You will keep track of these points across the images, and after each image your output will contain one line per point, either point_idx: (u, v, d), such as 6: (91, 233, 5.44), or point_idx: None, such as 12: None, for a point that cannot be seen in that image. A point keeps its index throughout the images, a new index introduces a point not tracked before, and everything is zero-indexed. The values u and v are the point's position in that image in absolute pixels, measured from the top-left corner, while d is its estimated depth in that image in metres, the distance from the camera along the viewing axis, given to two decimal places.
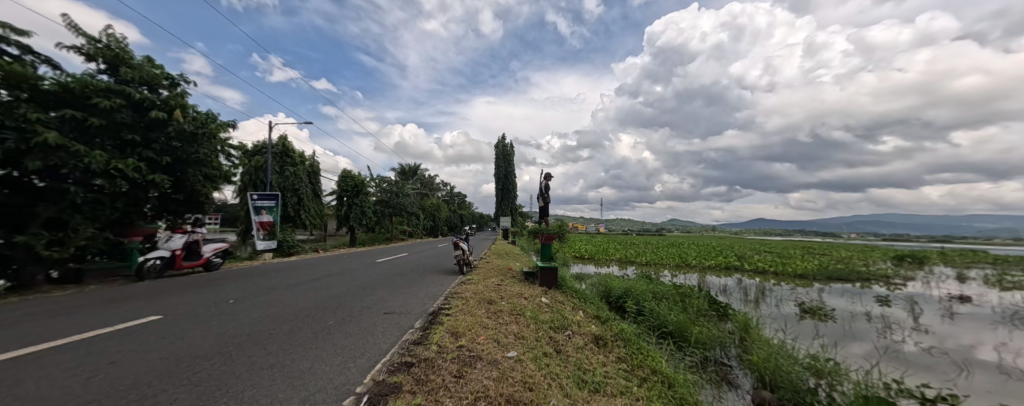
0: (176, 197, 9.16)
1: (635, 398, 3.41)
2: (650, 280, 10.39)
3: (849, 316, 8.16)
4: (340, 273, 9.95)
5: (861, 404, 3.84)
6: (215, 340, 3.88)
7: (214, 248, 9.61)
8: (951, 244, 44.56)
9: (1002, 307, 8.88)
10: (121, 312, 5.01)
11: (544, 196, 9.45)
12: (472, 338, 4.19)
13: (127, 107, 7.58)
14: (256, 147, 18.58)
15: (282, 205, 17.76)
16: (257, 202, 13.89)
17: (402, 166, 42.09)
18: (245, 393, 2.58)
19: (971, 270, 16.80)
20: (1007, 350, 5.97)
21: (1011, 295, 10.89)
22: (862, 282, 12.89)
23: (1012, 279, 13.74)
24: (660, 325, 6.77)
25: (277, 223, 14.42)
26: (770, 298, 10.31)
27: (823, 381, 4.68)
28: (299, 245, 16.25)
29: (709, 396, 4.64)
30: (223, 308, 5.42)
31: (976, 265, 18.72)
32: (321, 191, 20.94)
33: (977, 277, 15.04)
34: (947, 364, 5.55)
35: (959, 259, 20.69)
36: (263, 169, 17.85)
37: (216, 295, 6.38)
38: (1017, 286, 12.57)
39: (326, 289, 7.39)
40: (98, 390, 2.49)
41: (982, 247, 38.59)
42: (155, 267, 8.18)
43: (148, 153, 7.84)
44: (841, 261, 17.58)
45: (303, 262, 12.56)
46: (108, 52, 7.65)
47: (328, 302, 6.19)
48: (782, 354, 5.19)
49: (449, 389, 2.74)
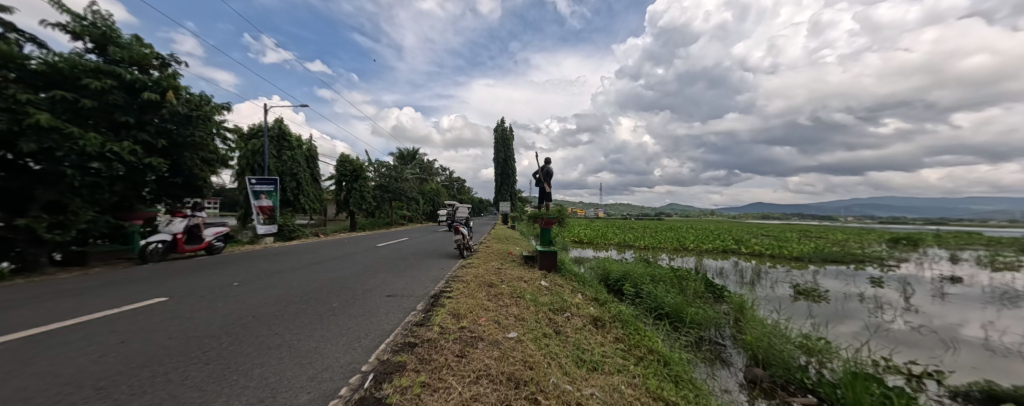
0: (175, 181, 9.12)
1: (632, 375, 3.53)
2: (648, 263, 10.64)
3: (843, 297, 8.33)
4: (341, 258, 10.01)
5: (851, 378, 4.01)
6: (221, 320, 3.98)
7: (214, 232, 9.76)
8: (942, 227, 45.37)
9: (991, 287, 9.08)
10: (125, 294, 5.10)
11: (545, 181, 9.47)
12: (473, 320, 4.30)
13: (119, 88, 7.47)
14: (252, 130, 18.43)
15: (280, 189, 17.86)
16: (255, 186, 13.90)
17: (400, 151, 41.86)
18: (254, 371, 2.67)
19: (964, 252, 16.98)
20: (994, 328, 6.12)
21: (1002, 275, 11.09)
22: (856, 264, 13.10)
23: (1004, 260, 13.93)
24: (657, 306, 6.93)
25: (277, 207, 14.47)
26: (766, 280, 10.49)
27: (814, 359, 4.90)
28: (300, 230, 16.28)
29: (703, 373, 4.80)
30: (228, 290, 5.53)
31: (969, 246, 18.94)
32: (320, 175, 20.90)
33: (970, 258, 15.27)
34: (934, 341, 5.77)
35: (954, 241, 20.85)
36: (260, 153, 17.73)
37: (218, 278, 6.47)
38: (1008, 266, 12.78)
39: (327, 273, 7.46)
40: (111, 367, 2.58)
41: (976, 230, 38.84)
42: (158, 250, 8.34)
43: (143, 136, 7.77)
44: (837, 244, 17.79)
45: (303, 247, 12.63)
46: (94, 31, 7.52)
47: (331, 285, 6.30)
48: (776, 333, 5.34)
49: (453, 368, 2.83)
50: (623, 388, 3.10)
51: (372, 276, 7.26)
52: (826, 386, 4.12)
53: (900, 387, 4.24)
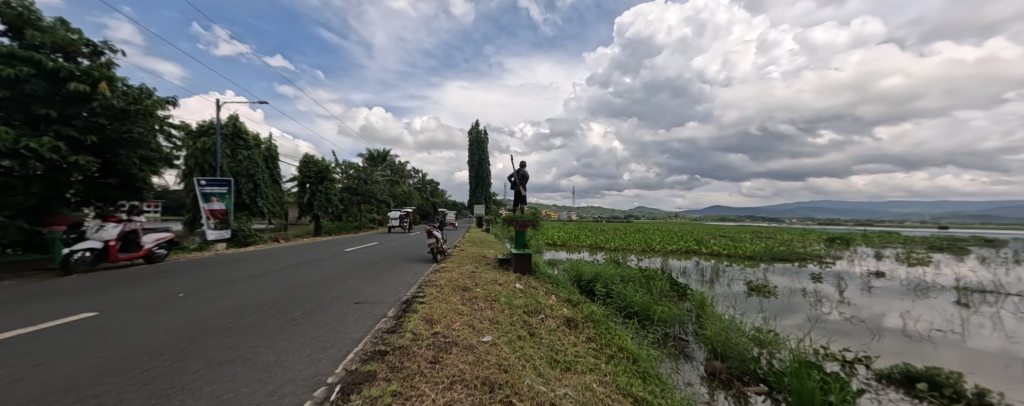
0: (108, 181, 8.82)
1: (603, 374, 3.82)
2: (618, 264, 11.14)
3: (788, 292, 9.13)
4: (304, 264, 9.80)
5: (799, 366, 4.48)
6: (165, 335, 3.92)
7: (156, 239, 9.26)
8: (871, 227, 50.53)
9: (907, 280, 10.23)
10: (50, 309, 4.87)
11: (520, 184, 9.74)
12: (447, 325, 4.46)
13: (39, 77, 7.14)
14: (203, 127, 17.62)
15: (235, 192, 17.17)
16: (205, 188, 13.35)
17: (371, 152, 41.06)
18: (203, 389, 2.71)
19: (887, 249, 18.94)
20: (910, 317, 6.94)
21: (916, 270, 12.52)
22: (800, 262, 14.29)
23: (918, 256, 15.70)
24: (627, 306, 7.35)
25: (230, 211, 13.90)
26: (723, 278, 11.29)
27: (765, 350, 5.42)
28: (256, 235, 15.72)
29: (669, 368, 5.19)
30: (172, 302, 5.40)
31: (890, 244, 21.20)
32: (280, 177, 20.24)
33: (891, 254, 17.07)
34: (863, 330, 6.48)
35: (879, 240, 23.24)
36: (211, 152, 16.95)
37: (164, 289, 6.24)
38: (921, 261, 14.40)
39: (288, 280, 7.35)
40: (31, 393, 2.55)
41: (900, 230, 43.41)
42: (85, 259, 7.74)
43: (67, 131, 7.44)
44: (783, 243, 19.30)
45: (264, 253, 12.23)
46: (8, 11, 6.99)
47: (294, 293, 6.23)
48: (733, 328, 5.85)
49: (425, 375, 2.99)
50: (594, 387, 3.38)
51: (341, 283, 7.22)
52: (776, 375, 4.59)
53: (837, 372, 4.81)
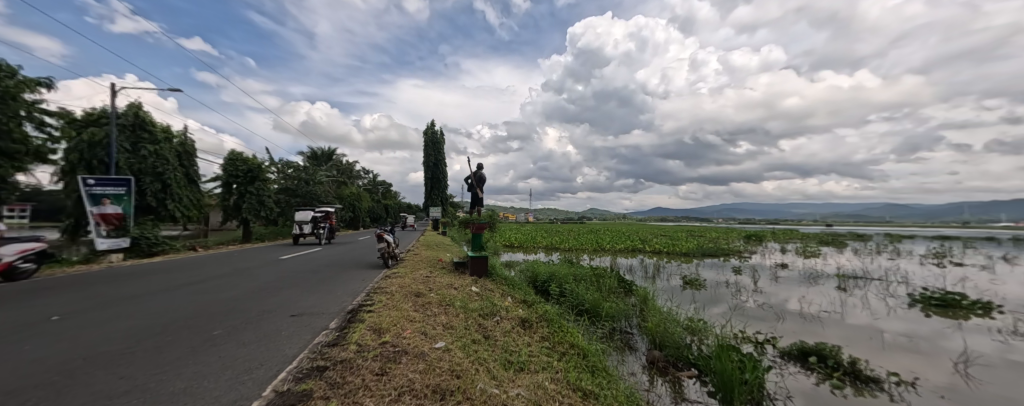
0: None
1: (554, 371, 4.22)
2: (571, 264, 11.77)
3: (715, 284, 10.26)
4: (230, 275, 9.29)
5: (723, 349, 5.24)
6: (39, 368, 3.57)
7: (18, 250, 8.25)
8: (785, 225, 57.48)
9: (804, 270, 11.88)
10: None
11: (477, 187, 10.04)
12: (397, 333, 4.64)
13: None
14: (93, 116, 15.84)
15: (139, 192, 15.60)
16: (94, 189, 11.99)
17: (313, 151, 39.02)
18: None
19: (790, 244, 21.77)
20: (804, 301, 8.19)
21: (810, 261, 14.63)
22: (726, 256, 16.07)
23: (813, 249, 18.24)
24: (578, 303, 7.92)
25: (127, 216, 12.78)
26: (663, 274, 12.37)
27: (696, 337, 6.16)
28: (165, 243, 14.39)
29: (615, 361, 5.74)
30: (47, 329, 4.88)
31: (794, 239, 24.33)
32: (199, 176, 18.66)
33: (792, 248, 19.58)
34: (772, 315, 7.54)
35: (786, 236, 26.56)
36: (104, 146, 15.12)
37: (34, 314, 5.59)
38: (814, 253, 16.78)
39: (205, 295, 6.95)
40: None
41: (805, 227, 49.98)
42: None
43: None
44: (711, 241, 21.42)
45: (162, 265, 11.22)
46: None
47: (211, 310, 5.94)
48: (670, 318, 6.60)
49: (372, 388, 3.18)
50: (545, 385, 3.76)
51: (275, 295, 6.98)
52: (704, 360, 5.25)
53: (753, 352, 5.69)
